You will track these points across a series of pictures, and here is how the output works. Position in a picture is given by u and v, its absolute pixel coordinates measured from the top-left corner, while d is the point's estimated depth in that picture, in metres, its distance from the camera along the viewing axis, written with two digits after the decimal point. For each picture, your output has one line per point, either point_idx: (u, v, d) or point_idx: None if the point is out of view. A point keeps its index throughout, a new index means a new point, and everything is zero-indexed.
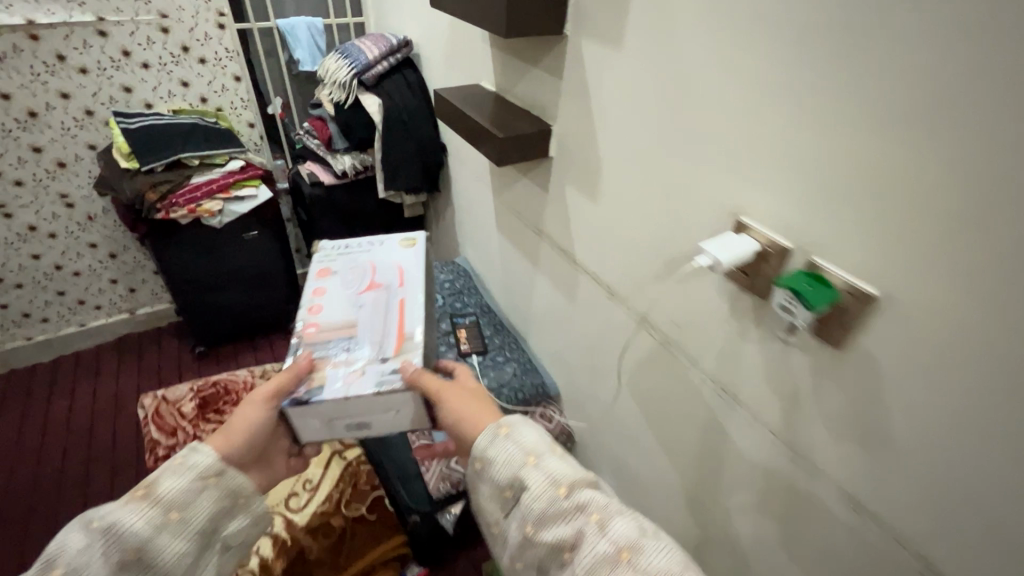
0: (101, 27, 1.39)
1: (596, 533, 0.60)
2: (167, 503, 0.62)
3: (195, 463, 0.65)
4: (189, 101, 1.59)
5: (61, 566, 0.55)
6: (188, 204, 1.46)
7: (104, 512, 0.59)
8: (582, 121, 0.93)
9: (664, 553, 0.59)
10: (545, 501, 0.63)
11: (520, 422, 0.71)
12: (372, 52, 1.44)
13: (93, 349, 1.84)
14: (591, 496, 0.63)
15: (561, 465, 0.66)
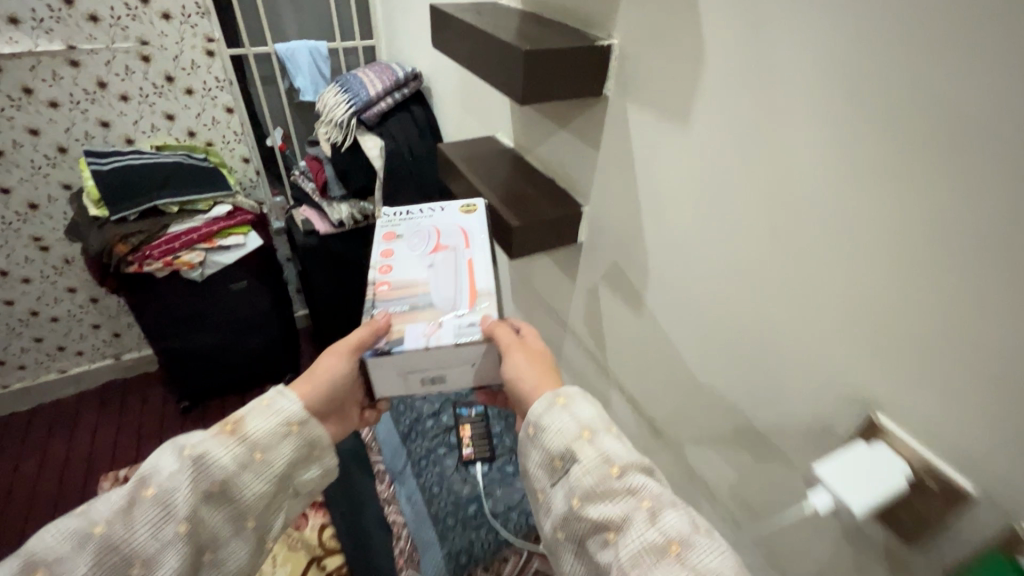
0: (73, 56, 1.22)
1: (640, 521, 0.47)
2: (256, 442, 0.54)
3: (285, 407, 0.57)
4: (176, 135, 1.42)
5: (153, 488, 0.49)
6: (164, 256, 1.28)
7: (195, 438, 0.53)
8: (623, 209, 0.70)
9: (717, 553, 0.46)
10: (598, 481, 0.50)
11: (579, 396, 0.57)
12: (374, 87, 1.23)
13: (75, 397, 1.69)
14: (646, 483, 0.50)
15: (626, 448, 0.53)
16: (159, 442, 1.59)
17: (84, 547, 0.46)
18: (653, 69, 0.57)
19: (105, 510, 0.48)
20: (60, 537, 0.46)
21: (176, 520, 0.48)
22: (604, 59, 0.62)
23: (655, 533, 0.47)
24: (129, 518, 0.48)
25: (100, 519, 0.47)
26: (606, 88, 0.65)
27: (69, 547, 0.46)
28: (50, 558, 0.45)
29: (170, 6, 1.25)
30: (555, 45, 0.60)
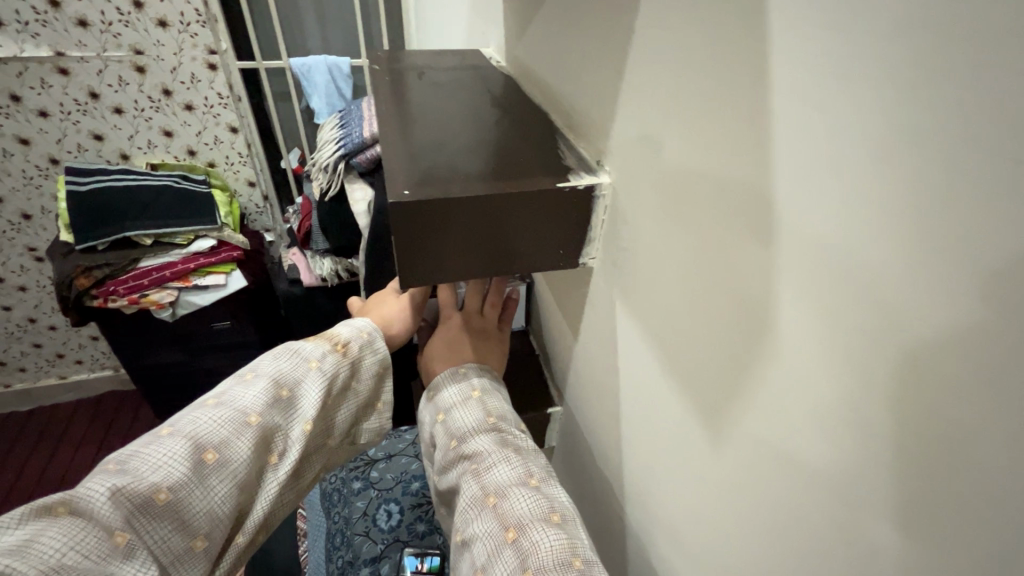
0: (61, 63, 1.10)
1: (465, 482, 0.49)
2: (355, 369, 0.52)
3: (379, 348, 0.54)
4: (174, 153, 1.28)
5: (290, 389, 0.46)
6: (130, 293, 1.15)
7: (311, 350, 0.48)
8: (661, 436, 0.42)
9: (531, 499, 0.46)
10: (443, 457, 0.52)
11: (445, 378, 0.57)
12: (371, 126, 0.97)
13: (73, 404, 1.63)
14: (483, 445, 0.50)
15: (473, 416, 0.53)
16: None
17: (243, 433, 0.41)
18: (720, 251, 0.31)
19: (254, 401, 0.43)
20: (216, 421, 0.41)
21: (311, 420, 0.46)
22: (587, 207, 0.42)
23: (475, 486, 0.48)
24: (279, 416, 0.44)
25: (251, 408, 0.43)
26: (585, 255, 0.47)
27: (227, 431, 0.41)
28: (212, 441, 0.40)
29: (166, 12, 1.09)
30: (523, 175, 0.40)
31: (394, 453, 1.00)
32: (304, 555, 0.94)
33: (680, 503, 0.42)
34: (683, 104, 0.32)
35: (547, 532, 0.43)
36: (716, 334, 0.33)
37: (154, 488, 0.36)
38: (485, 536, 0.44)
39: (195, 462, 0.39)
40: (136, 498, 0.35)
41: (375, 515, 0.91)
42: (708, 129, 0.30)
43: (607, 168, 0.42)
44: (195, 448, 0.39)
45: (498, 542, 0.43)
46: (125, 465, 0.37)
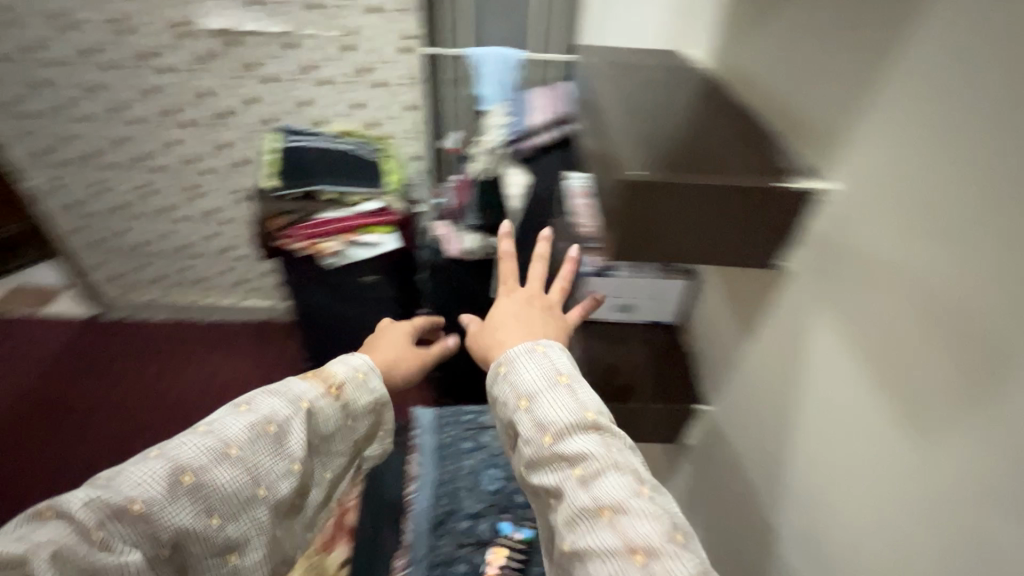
0: (289, 39, 1.30)
1: (568, 489, 0.44)
2: (350, 411, 0.56)
3: (374, 387, 0.59)
4: (362, 121, 1.45)
5: (274, 424, 0.50)
6: (308, 238, 1.32)
7: (306, 391, 0.53)
8: (846, 437, 0.44)
9: (650, 517, 0.42)
10: (534, 453, 0.46)
11: (522, 355, 0.51)
12: (538, 118, 1.04)
13: (239, 325, 1.87)
14: (589, 447, 0.45)
15: (570, 409, 0.47)
16: None
17: (218, 463, 0.47)
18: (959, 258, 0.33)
19: (235, 433, 0.48)
20: (198, 448, 0.47)
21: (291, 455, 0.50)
22: (797, 210, 0.45)
23: (584, 497, 0.43)
24: (259, 449, 0.49)
25: (232, 440, 0.48)
26: (780, 258, 0.49)
27: (206, 459, 0.47)
28: (190, 465, 0.46)
29: None
30: (728, 167, 0.44)
31: None
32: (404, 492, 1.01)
33: (869, 562, 0.42)
34: (938, 122, 0.34)
35: (680, 559, 0.40)
36: (942, 338, 0.35)
37: (128, 500, 0.43)
38: (606, 554, 0.40)
39: (171, 483, 0.45)
40: (112, 506, 0.42)
41: (480, 475, 0.99)
42: (955, 204, 0.33)
43: (829, 177, 0.43)
44: (172, 471, 0.45)
45: (626, 566, 0.40)
46: (115, 478, 0.44)
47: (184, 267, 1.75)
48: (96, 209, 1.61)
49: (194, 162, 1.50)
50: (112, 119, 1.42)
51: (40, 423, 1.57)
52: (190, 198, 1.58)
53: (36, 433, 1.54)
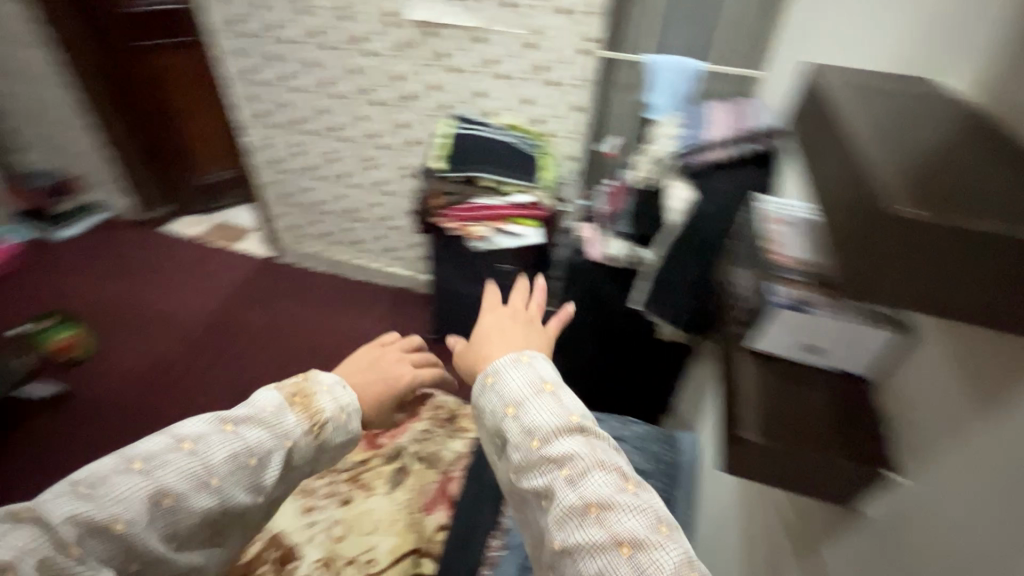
0: (479, 34, 1.38)
1: (558, 488, 0.48)
2: (326, 446, 0.61)
3: (353, 428, 0.62)
4: (529, 117, 1.50)
5: (254, 459, 0.55)
6: (461, 220, 1.41)
7: (293, 428, 0.58)
8: None
9: (635, 510, 0.48)
10: (523, 457, 0.51)
11: (508, 366, 0.56)
12: (717, 133, 1.03)
13: (381, 287, 2.06)
14: (572, 448, 0.50)
15: (556, 415, 0.52)
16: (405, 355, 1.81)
17: (199, 491, 0.52)
18: None
19: (217, 461, 0.53)
20: (179, 472, 0.52)
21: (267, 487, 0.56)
22: None
23: (572, 497, 0.48)
24: (237, 479, 0.54)
25: (215, 471, 0.53)
26: None
27: (189, 486, 0.52)
28: (170, 490, 0.51)
29: (575, 3, 1.28)
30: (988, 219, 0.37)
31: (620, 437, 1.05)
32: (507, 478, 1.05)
33: None
34: None
35: (665, 550, 0.46)
36: None
37: (109, 520, 0.49)
38: (596, 547, 0.45)
39: (152, 505, 0.50)
40: (88, 523, 0.48)
41: None
42: None
43: None
44: (154, 492, 0.51)
45: (615, 558, 0.45)
46: (94, 491, 0.50)
47: (347, 228, 1.97)
48: (291, 168, 1.86)
49: (376, 137, 1.67)
50: (319, 92, 1.63)
51: (223, 340, 1.79)
52: (365, 169, 1.77)
53: (220, 348, 1.77)
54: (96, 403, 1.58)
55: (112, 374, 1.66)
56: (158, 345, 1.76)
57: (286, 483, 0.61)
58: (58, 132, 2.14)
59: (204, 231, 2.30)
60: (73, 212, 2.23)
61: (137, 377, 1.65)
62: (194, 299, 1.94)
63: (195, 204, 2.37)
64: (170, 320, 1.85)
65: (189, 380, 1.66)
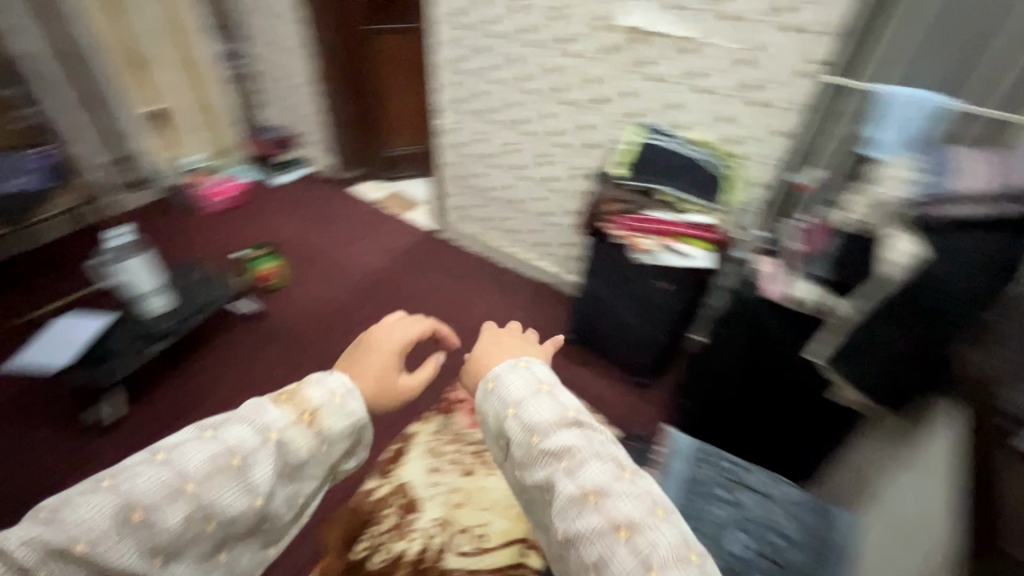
0: (689, 46, 1.35)
1: (560, 480, 0.57)
2: (324, 436, 0.68)
3: (351, 410, 0.71)
4: (722, 135, 1.43)
5: (236, 458, 0.62)
6: (629, 229, 1.38)
7: (276, 421, 0.66)
8: None
9: (630, 497, 0.56)
10: (526, 452, 0.60)
11: (506, 370, 0.66)
12: (968, 185, 0.89)
13: (525, 279, 2.12)
14: (570, 442, 0.59)
15: (554, 412, 0.62)
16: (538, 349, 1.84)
17: (172, 500, 0.59)
18: None
19: (193, 469, 0.60)
20: (152, 483, 0.59)
21: (252, 483, 0.63)
22: None
23: (572, 488, 0.56)
24: (216, 478, 0.61)
25: (189, 476, 0.60)
26: None
27: (162, 495, 0.59)
28: (141, 503, 0.58)
29: (807, 22, 1.18)
30: None
31: (768, 495, 0.96)
32: None
33: None
34: None
35: (657, 530, 0.54)
36: None
37: (74, 540, 0.55)
38: (597, 534, 0.53)
39: (122, 518, 0.57)
40: (53, 545, 0.54)
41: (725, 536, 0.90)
42: None
43: None
44: (127, 504, 0.57)
45: (613, 539, 0.53)
46: (59, 514, 0.56)
47: (507, 216, 2.05)
48: (471, 153, 1.99)
49: (556, 135, 1.72)
50: (515, 86, 1.71)
51: (388, 301, 1.97)
52: (538, 164, 1.83)
53: (384, 306, 1.94)
54: (284, 330, 1.80)
55: (298, 306, 1.89)
56: (336, 291, 1.97)
57: (278, 484, 0.67)
58: (292, 95, 2.53)
59: (382, 197, 2.57)
60: (287, 162, 2.64)
61: (317, 316, 1.87)
62: (368, 259, 2.15)
63: (380, 172, 2.66)
64: (346, 269, 2.08)
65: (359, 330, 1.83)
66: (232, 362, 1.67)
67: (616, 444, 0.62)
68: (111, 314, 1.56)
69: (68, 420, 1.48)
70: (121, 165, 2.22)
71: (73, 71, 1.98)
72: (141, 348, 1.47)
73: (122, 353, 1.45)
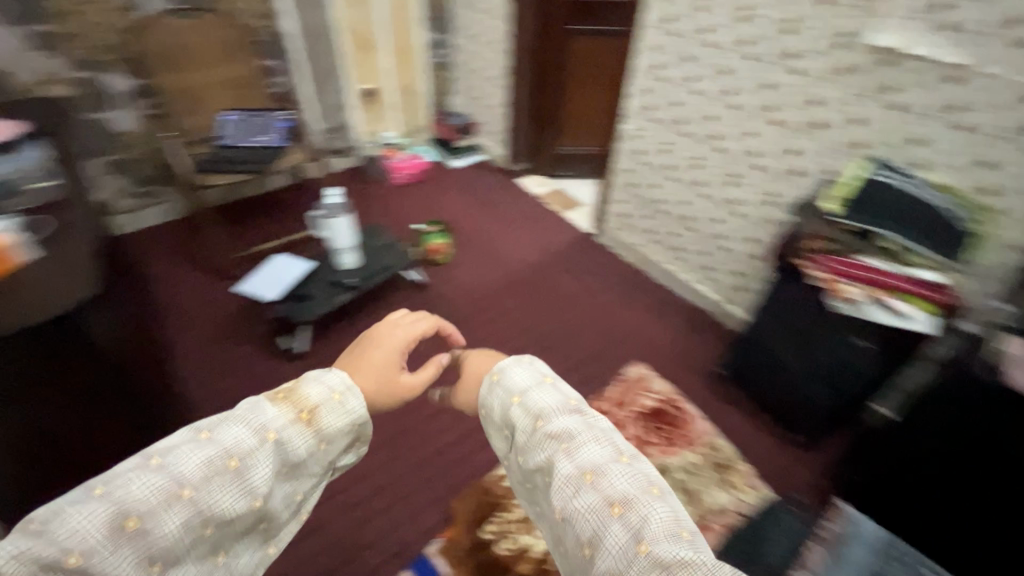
0: (956, 74, 1.16)
1: (560, 460, 0.63)
2: (324, 434, 0.64)
3: (351, 408, 0.66)
4: (974, 181, 1.22)
5: (235, 459, 0.57)
6: (834, 272, 1.23)
7: (274, 420, 0.61)
8: None
9: (626, 475, 0.61)
10: (531, 437, 0.68)
11: (510, 366, 0.76)
12: None
13: (678, 300, 2.02)
14: (568, 424, 0.67)
15: (557, 400, 0.70)
16: (684, 376, 1.74)
17: (171, 506, 0.53)
18: None
19: (191, 472, 0.55)
20: (149, 489, 0.53)
21: (254, 484, 0.57)
22: None
23: (568, 467, 0.63)
24: (217, 480, 0.55)
25: (186, 479, 0.54)
26: None
27: (159, 501, 0.53)
28: (135, 510, 0.52)
29: None
30: None
31: None
32: (790, 569, 0.86)
33: None
34: None
35: (651, 505, 0.58)
36: None
37: (65, 553, 0.48)
38: (592, 509, 0.58)
39: (115, 529, 0.50)
40: (44, 560, 0.48)
41: None
42: None
43: None
44: (118, 515, 0.51)
45: (606, 514, 0.58)
46: (46, 527, 0.50)
47: (674, 233, 1.96)
48: (650, 163, 1.92)
49: (754, 156, 1.59)
50: (718, 100, 1.62)
51: (539, 295, 2.00)
52: (724, 184, 1.71)
53: (535, 300, 1.98)
54: (443, 305, 1.92)
55: (457, 284, 2.01)
56: (492, 277, 2.05)
57: (279, 488, 0.61)
58: (480, 86, 2.68)
59: (545, 193, 2.62)
60: (465, 148, 2.80)
61: (472, 298, 1.96)
62: (524, 251, 2.21)
63: (546, 168, 2.71)
64: (503, 258, 2.15)
65: (509, 318, 1.89)
66: (398, 323, 1.82)
67: (614, 431, 0.69)
68: (312, 262, 1.77)
69: (266, 342, 1.72)
70: (332, 133, 2.55)
71: (314, 51, 2.30)
72: (333, 297, 1.66)
73: (318, 298, 1.66)
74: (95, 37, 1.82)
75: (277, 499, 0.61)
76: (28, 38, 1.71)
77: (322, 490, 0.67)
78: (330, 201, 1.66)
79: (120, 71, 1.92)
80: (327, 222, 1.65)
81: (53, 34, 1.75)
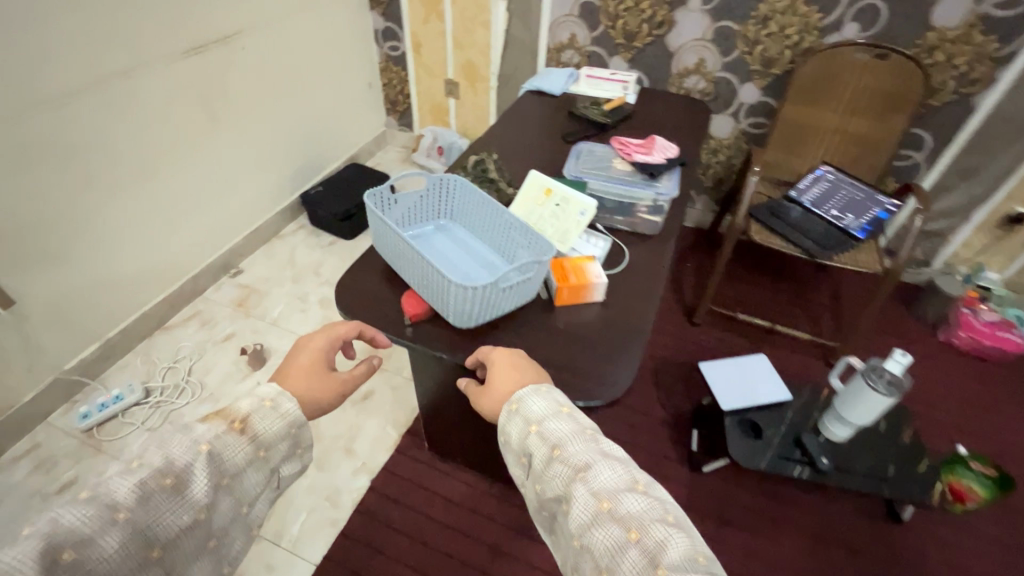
0: None
1: (575, 492, 0.55)
2: (259, 441, 0.64)
3: (286, 411, 0.67)
4: None
5: (168, 478, 0.55)
6: None
7: (205, 433, 0.60)
8: None
9: (643, 503, 0.53)
10: (546, 468, 0.58)
11: (530, 394, 0.64)
12: None
13: None
14: (584, 452, 0.57)
15: (574, 423, 0.61)
16: None
17: (108, 529, 0.51)
18: None
19: (123, 497, 0.53)
20: (83, 518, 0.51)
21: (197, 497, 0.57)
22: None
23: (589, 498, 0.54)
24: (157, 500, 0.54)
25: (121, 504, 0.52)
26: None
27: (92, 529, 0.51)
28: (69, 542, 0.50)
29: None
30: None
31: None
32: None
33: None
34: None
35: (665, 530, 0.50)
36: None
37: None
38: (610, 540, 0.51)
39: (49, 563, 0.48)
40: None
41: None
42: None
43: None
44: (49, 548, 0.48)
45: (624, 543, 0.50)
46: None
47: None
48: None
49: None
50: None
51: None
52: None
53: None
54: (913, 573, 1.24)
55: (953, 562, 1.26)
56: None
57: (223, 512, 0.61)
58: None
59: None
60: None
61: None
62: None
63: None
64: None
65: None
66: (825, 536, 1.29)
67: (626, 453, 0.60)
68: (790, 395, 1.34)
69: (678, 431, 1.47)
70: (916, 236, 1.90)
71: (993, 140, 1.63)
72: (787, 462, 1.22)
73: (770, 447, 1.24)
74: (765, 47, 1.69)
75: (221, 515, 0.61)
76: (713, 32, 1.71)
77: (268, 497, 0.68)
78: (886, 366, 1.14)
79: (759, 85, 1.78)
80: (857, 383, 1.16)
81: (735, 34, 1.70)
